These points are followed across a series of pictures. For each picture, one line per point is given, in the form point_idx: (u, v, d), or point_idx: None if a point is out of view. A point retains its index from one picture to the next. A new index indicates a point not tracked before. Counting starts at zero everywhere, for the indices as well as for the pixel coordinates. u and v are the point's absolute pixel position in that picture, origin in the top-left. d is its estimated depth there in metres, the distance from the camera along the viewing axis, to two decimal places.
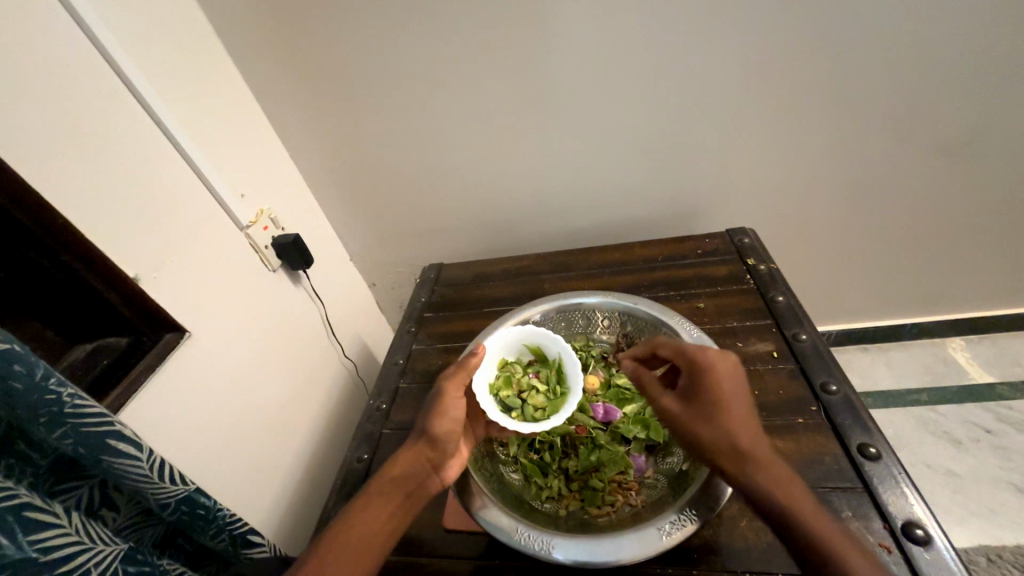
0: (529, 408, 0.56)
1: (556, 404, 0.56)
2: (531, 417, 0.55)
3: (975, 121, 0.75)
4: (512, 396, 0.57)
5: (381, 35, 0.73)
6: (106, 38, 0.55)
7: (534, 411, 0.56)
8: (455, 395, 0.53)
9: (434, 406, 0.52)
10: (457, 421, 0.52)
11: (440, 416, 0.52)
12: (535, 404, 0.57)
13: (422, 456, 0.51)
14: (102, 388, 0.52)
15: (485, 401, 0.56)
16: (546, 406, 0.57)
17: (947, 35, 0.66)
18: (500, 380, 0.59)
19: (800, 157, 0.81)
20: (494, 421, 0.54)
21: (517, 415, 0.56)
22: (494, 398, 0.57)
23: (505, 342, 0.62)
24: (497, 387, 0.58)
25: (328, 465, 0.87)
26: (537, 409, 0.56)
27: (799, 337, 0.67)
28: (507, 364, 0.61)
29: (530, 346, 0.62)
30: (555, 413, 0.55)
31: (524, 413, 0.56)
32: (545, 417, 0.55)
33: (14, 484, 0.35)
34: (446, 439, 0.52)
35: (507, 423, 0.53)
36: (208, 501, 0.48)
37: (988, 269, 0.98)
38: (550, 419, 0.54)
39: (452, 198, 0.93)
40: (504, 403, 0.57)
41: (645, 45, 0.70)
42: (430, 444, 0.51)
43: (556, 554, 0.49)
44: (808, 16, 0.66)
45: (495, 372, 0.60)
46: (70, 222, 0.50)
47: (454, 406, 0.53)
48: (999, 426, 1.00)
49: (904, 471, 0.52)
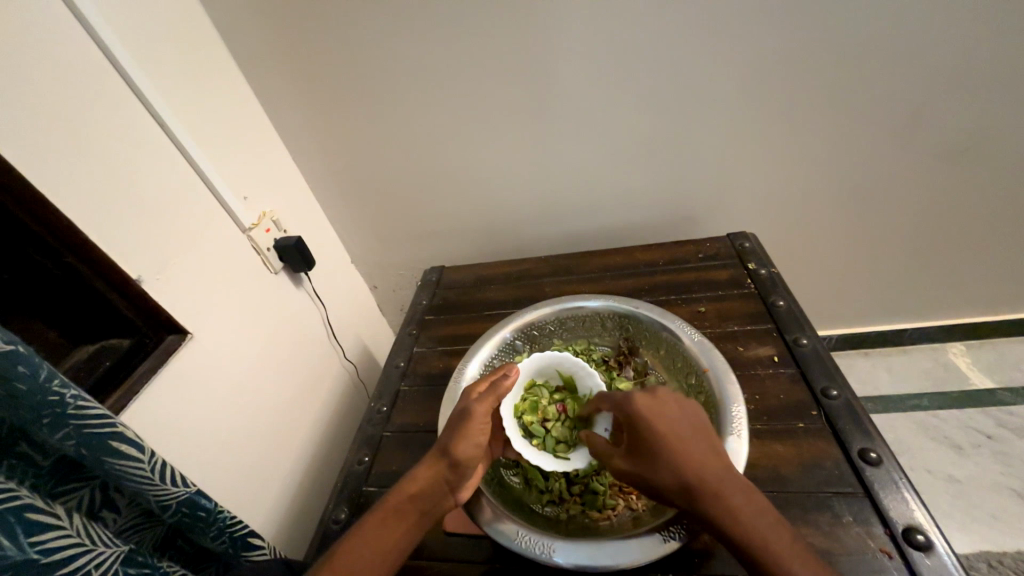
0: (551, 439, 0.57)
1: (580, 441, 0.57)
2: (551, 450, 0.56)
3: (975, 127, 0.75)
4: (536, 424, 0.57)
5: (384, 41, 0.73)
6: (113, 44, 0.56)
7: (555, 444, 0.56)
8: (481, 419, 0.53)
9: (460, 428, 0.52)
10: (480, 446, 0.52)
11: (465, 439, 0.51)
12: (557, 437, 0.57)
13: (442, 477, 0.51)
14: (104, 391, 0.52)
15: (509, 426, 0.57)
16: (568, 440, 0.57)
17: (947, 42, 0.67)
18: (526, 403, 0.59)
19: (800, 161, 0.81)
20: (515, 448, 0.55)
21: (537, 444, 0.56)
22: (517, 421, 0.58)
23: (537, 364, 0.62)
24: (522, 410, 0.59)
25: (327, 467, 0.87)
26: (558, 442, 0.57)
27: (800, 341, 0.67)
28: (535, 387, 0.62)
29: (562, 373, 0.62)
30: (575, 451, 0.56)
31: (545, 444, 0.56)
32: (565, 454, 0.56)
33: (15, 484, 0.35)
34: (468, 463, 0.51)
35: (529, 456, 0.54)
36: (209, 504, 0.48)
37: (989, 274, 0.98)
38: (570, 460, 0.55)
39: (453, 201, 0.93)
40: (526, 429, 0.57)
41: (647, 50, 0.70)
42: (452, 466, 0.51)
43: (556, 558, 0.49)
44: (810, 22, 0.66)
45: (523, 394, 0.61)
46: (74, 224, 0.51)
47: (478, 431, 0.52)
48: (1000, 432, 1.00)
49: (905, 476, 0.52)
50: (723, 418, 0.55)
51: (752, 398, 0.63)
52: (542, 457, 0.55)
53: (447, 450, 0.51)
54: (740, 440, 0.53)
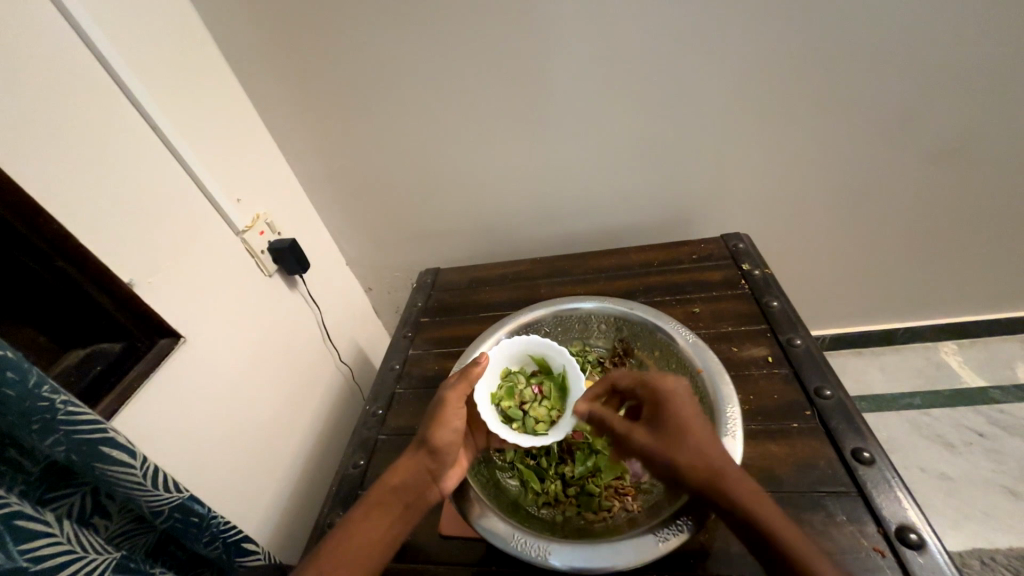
0: (530, 420, 0.56)
1: (558, 419, 0.57)
2: (532, 430, 0.56)
3: (964, 129, 0.76)
4: (514, 408, 0.57)
5: (380, 43, 0.73)
6: (104, 46, 0.55)
7: (535, 423, 0.56)
8: (455, 405, 0.54)
9: (436, 416, 0.53)
10: (456, 431, 0.53)
11: (441, 425, 0.52)
12: (537, 416, 0.57)
13: (423, 465, 0.51)
14: (95, 396, 0.51)
15: (486, 411, 0.56)
16: (547, 418, 0.57)
17: (936, 44, 0.68)
18: (503, 390, 0.59)
19: (793, 162, 0.82)
20: (495, 433, 0.55)
21: (518, 427, 0.56)
22: (496, 407, 0.58)
23: (510, 352, 0.62)
24: (499, 397, 0.59)
25: (323, 471, 0.86)
26: (538, 421, 0.57)
27: (794, 341, 0.67)
28: (511, 373, 0.61)
29: (535, 356, 0.62)
30: (554, 428, 0.56)
31: (525, 425, 0.56)
32: (545, 431, 0.56)
33: (4, 492, 0.35)
34: (446, 449, 0.52)
35: (509, 437, 0.54)
36: (202, 509, 0.48)
37: (980, 274, 0.99)
38: (550, 435, 0.55)
39: (448, 203, 0.93)
40: (506, 414, 0.57)
41: (641, 53, 0.71)
42: (431, 453, 0.52)
43: (553, 560, 0.49)
44: (802, 25, 0.67)
45: (499, 381, 0.60)
46: (65, 228, 0.50)
47: (454, 417, 0.53)
48: (992, 430, 1.01)
49: (898, 475, 0.52)
50: (718, 419, 0.55)
51: (746, 398, 0.63)
52: (522, 437, 0.54)
53: (424, 439, 0.52)
54: (734, 440, 0.53)
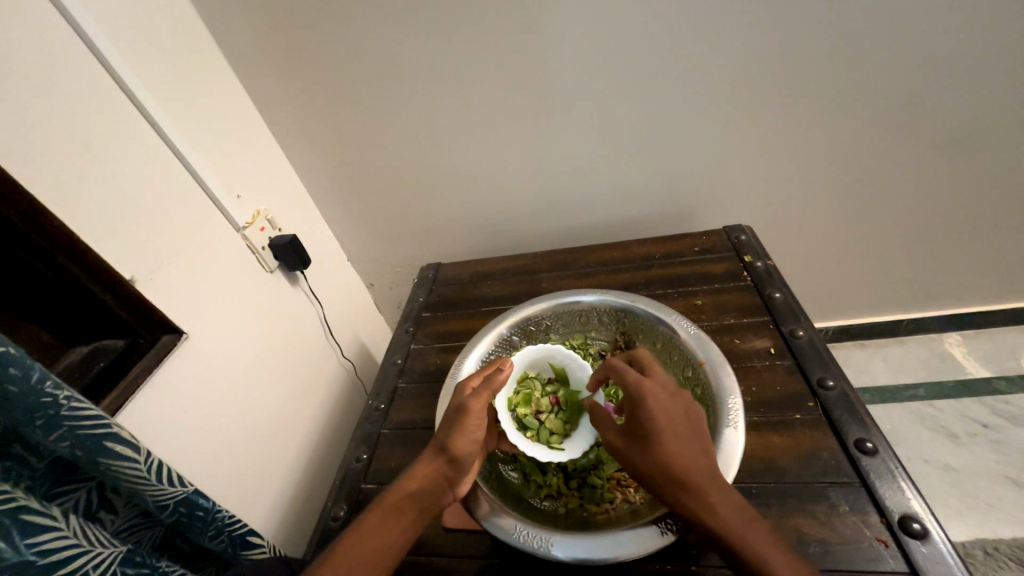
0: (545, 431, 0.57)
1: (573, 432, 0.57)
2: (545, 441, 0.56)
3: (970, 118, 0.75)
4: (529, 416, 0.57)
5: (377, 35, 0.72)
6: (103, 44, 0.55)
7: (549, 435, 0.57)
8: (479, 414, 0.53)
9: (457, 425, 0.52)
10: (477, 441, 0.52)
11: (462, 435, 0.51)
12: (551, 428, 0.57)
13: (441, 473, 0.51)
14: (98, 392, 0.52)
15: (504, 417, 0.57)
16: (562, 431, 0.57)
17: (942, 31, 0.67)
18: (520, 396, 0.59)
19: (796, 153, 0.81)
20: (510, 441, 0.55)
21: (531, 436, 0.57)
22: (512, 414, 0.58)
23: (530, 357, 0.63)
24: (515, 403, 0.59)
25: (327, 465, 0.87)
26: (552, 433, 0.57)
27: (796, 333, 0.67)
28: (528, 379, 0.62)
29: (554, 365, 0.63)
30: (568, 441, 0.56)
31: (539, 435, 0.57)
32: (559, 444, 0.56)
33: (10, 487, 0.35)
34: (466, 459, 0.51)
35: (524, 447, 0.54)
36: (207, 503, 0.48)
37: (984, 264, 0.98)
38: (565, 450, 0.55)
39: (449, 197, 0.93)
40: (520, 422, 0.57)
41: (642, 43, 0.70)
42: (450, 462, 0.51)
43: (555, 551, 0.49)
44: (805, 13, 0.66)
45: (516, 387, 0.61)
46: (65, 224, 0.50)
47: (476, 427, 0.52)
48: (996, 421, 1.00)
49: (901, 465, 0.52)
50: (720, 411, 0.55)
51: (749, 390, 0.63)
52: (537, 448, 0.55)
53: (445, 447, 0.51)
54: (736, 432, 0.53)
